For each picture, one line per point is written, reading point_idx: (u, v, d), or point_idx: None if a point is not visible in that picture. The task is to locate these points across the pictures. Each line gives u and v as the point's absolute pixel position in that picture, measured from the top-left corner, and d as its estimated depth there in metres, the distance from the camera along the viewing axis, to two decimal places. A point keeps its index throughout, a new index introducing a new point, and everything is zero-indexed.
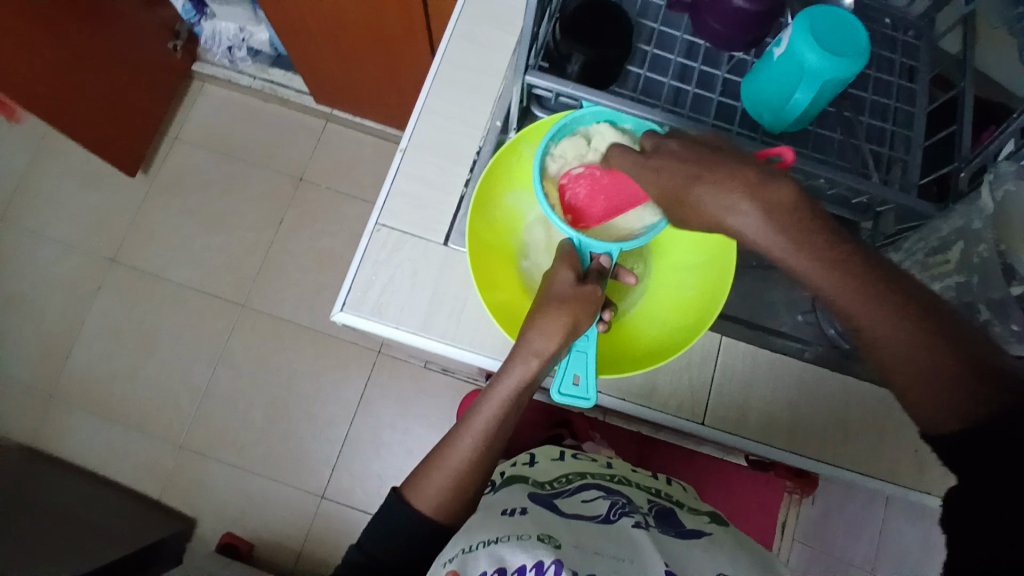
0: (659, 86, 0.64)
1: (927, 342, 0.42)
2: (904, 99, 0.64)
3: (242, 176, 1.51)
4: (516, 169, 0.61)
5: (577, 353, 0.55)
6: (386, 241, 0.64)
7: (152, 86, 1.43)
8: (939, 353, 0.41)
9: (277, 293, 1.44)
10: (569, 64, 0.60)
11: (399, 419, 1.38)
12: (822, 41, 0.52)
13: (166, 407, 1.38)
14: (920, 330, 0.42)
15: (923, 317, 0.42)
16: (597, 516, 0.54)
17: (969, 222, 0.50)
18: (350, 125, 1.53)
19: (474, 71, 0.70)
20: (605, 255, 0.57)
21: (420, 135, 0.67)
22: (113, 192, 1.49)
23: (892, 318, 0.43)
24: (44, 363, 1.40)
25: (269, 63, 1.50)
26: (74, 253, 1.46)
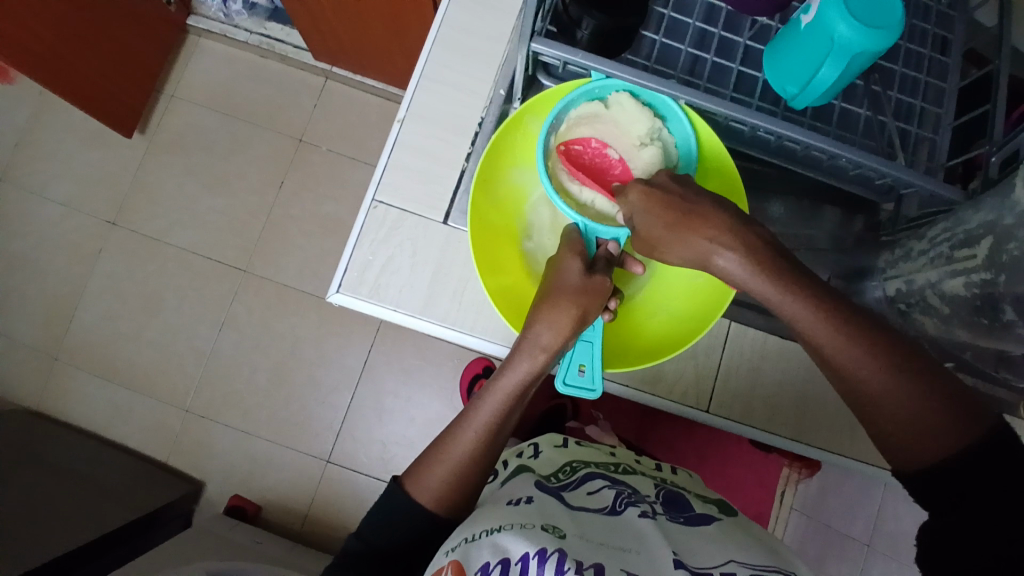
0: (675, 54, 0.60)
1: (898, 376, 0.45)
2: (935, 74, 0.59)
3: (241, 136, 1.47)
4: (520, 145, 0.58)
5: (583, 343, 0.53)
6: (383, 218, 0.62)
7: (147, 41, 1.37)
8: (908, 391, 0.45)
9: (280, 257, 1.42)
10: (578, 29, 0.55)
11: (402, 386, 1.38)
12: (855, 11, 0.48)
13: (172, 371, 1.38)
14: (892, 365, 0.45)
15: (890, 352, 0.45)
16: (603, 507, 0.54)
17: (1000, 217, 0.46)
18: (350, 83, 1.48)
19: (477, 35, 0.65)
20: (614, 241, 0.55)
21: (420, 104, 0.64)
22: (110, 152, 1.46)
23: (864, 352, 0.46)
24: (49, 325, 1.39)
25: (266, 17, 1.44)
26: (74, 214, 1.43)
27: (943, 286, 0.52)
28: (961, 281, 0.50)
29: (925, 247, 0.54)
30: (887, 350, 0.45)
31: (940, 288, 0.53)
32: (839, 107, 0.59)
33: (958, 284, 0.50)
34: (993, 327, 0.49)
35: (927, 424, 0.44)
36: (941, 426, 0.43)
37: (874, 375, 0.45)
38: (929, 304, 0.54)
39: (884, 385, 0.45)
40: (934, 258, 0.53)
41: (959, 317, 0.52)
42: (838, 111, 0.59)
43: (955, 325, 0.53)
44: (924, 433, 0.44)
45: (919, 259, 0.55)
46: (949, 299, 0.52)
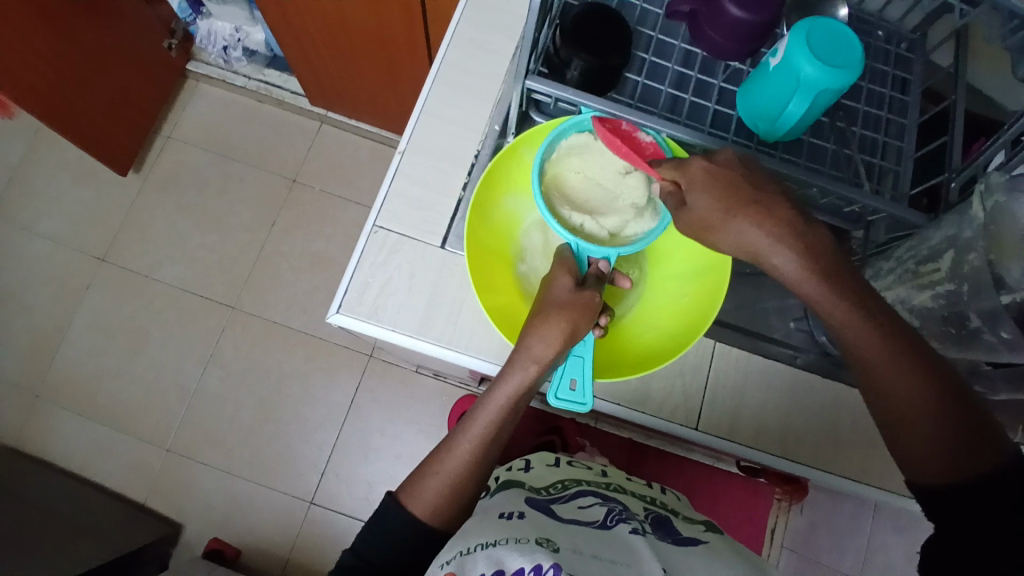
0: (656, 94, 0.64)
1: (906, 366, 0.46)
2: (896, 111, 0.65)
3: (235, 176, 1.51)
4: (515, 173, 0.62)
5: (575, 358, 0.55)
6: (382, 243, 0.64)
7: (145, 83, 1.42)
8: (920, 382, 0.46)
9: (269, 294, 1.43)
10: (568, 69, 0.61)
11: (390, 422, 1.37)
12: (818, 53, 0.53)
13: (154, 408, 1.36)
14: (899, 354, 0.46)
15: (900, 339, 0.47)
16: (595, 522, 0.55)
17: (959, 232, 0.50)
18: (344, 127, 1.53)
19: (473, 75, 0.70)
20: (605, 261, 0.57)
21: (419, 138, 0.68)
22: (103, 191, 1.48)
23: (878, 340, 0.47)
24: (31, 361, 1.38)
25: (265, 64, 1.51)
26: (63, 251, 1.44)
27: (912, 301, 0.56)
28: (928, 294, 0.54)
29: (892, 266, 0.58)
30: (917, 362, 0.46)
31: (908, 304, 0.57)
32: (808, 141, 0.63)
33: (926, 297, 0.54)
34: (961, 336, 0.53)
35: (948, 449, 0.45)
36: (965, 453, 0.44)
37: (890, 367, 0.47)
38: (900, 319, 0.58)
39: (920, 406, 0.46)
40: (901, 275, 0.57)
41: (929, 330, 0.55)
42: (807, 145, 0.64)
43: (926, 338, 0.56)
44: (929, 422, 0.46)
45: (887, 277, 0.59)
46: (918, 313, 0.56)
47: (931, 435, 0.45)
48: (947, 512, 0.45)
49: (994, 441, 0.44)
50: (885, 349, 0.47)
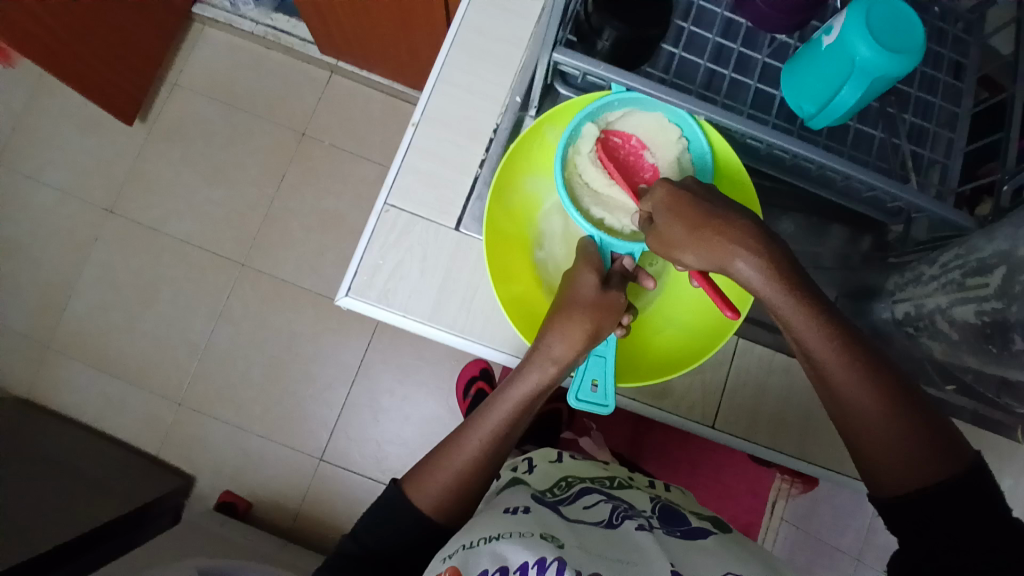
0: (693, 68, 0.60)
1: (860, 368, 0.47)
2: (949, 97, 0.60)
3: (243, 128, 1.46)
4: (536, 155, 0.58)
5: (596, 358, 0.53)
6: (395, 223, 0.61)
7: (150, 27, 1.35)
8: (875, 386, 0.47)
9: (278, 252, 1.41)
10: (599, 39, 0.55)
11: (398, 385, 1.37)
12: (877, 35, 0.48)
13: (165, 363, 1.37)
14: (853, 356, 0.47)
15: (854, 340, 0.48)
16: (601, 520, 0.53)
17: (1014, 247, 0.46)
18: (356, 78, 1.47)
19: (494, 40, 0.65)
20: (628, 256, 0.55)
21: (434, 109, 0.63)
22: (109, 139, 1.44)
23: (836, 342, 0.48)
24: (42, 312, 1.38)
25: (274, 8, 1.43)
26: (72, 202, 1.42)
27: (952, 312, 0.53)
28: (971, 308, 0.51)
29: (936, 272, 0.54)
30: (869, 363, 0.47)
31: (949, 314, 0.53)
32: (854, 127, 0.59)
33: (968, 311, 0.51)
34: (1003, 354, 0.50)
35: (907, 460, 0.46)
36: (923, 465, 0.46)
37: (846, 372, 0.47)
38: (938, 328, 0.55)
39: (881, 417, 0.47)
40: (944, 284, 0.53)
41: (968, 343, 0.52)
42: (852, 131, 0.59)
43: (963, 351, 0.54)
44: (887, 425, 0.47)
45: (930, 283, 0.55)
46: (958, 325, 0.53)
47: (891, 446, 0.46)
48: (904, 521, 0.46)
49: (952, 452, 0.45)
50: (844, 353, 0.47)
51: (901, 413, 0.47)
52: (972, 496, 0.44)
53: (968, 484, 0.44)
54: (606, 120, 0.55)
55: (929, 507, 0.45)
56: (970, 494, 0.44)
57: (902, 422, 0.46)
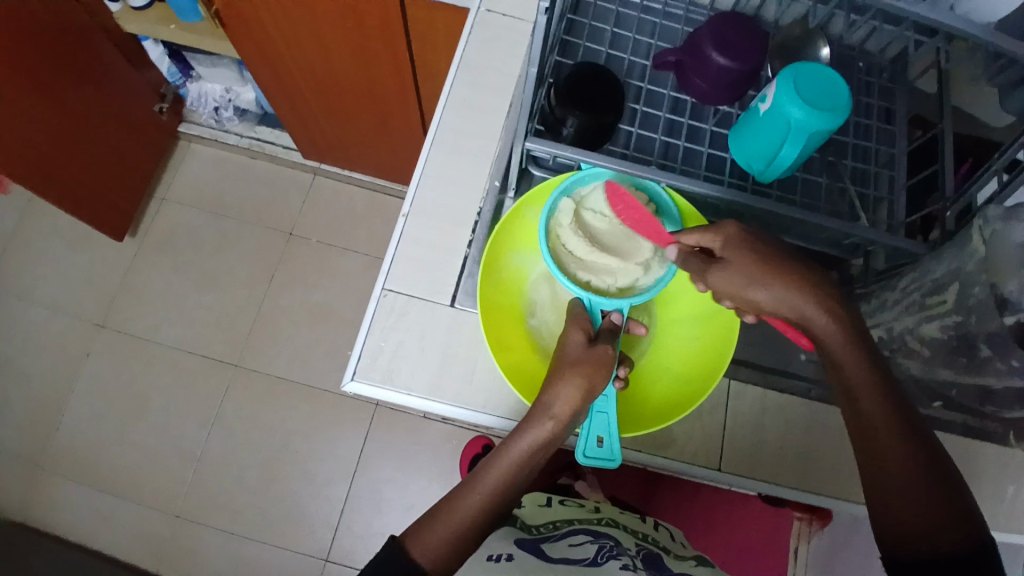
0: (650, 142, 0.66)
1: (886, 412, 0.51)
2: (885, 142, 0.67)
3: (231, 233, 1.52)
4: (519, 232, 0.63)
5: (599, 414, 0.55)
6: (393, 306, 0.65)
7: (138, 148, 1.43)
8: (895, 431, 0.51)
9: (271, 350, 1.43)
10: (564, 126, 0.62)
11: (400, 470, 1.36)
12: (805, 98, 0.55)
13: (161, 474, 1.34)
14: (883, 401, 0.51)
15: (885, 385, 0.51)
16: (584, 559, 0.57)
17: (961, 264, 0.52)
18: (338, 177, 1.55)
19: (470, 134, 0.72)
20: (616, 312, 0.59)
21: (422, 200, 0.69)
22: (100, 256, 1.48)
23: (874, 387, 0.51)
24: (32, 433, 1.36)
25: (256, 122, 1.53)
26: (63, 320, 1.44)
27: (920, 330, 0.58)
28: (936, 324, 0.56)
29: (898, 296, 0.60)
30: (895, 409, 0.51)
31: (917, 333, 0.59)
32: (801, 178, 0.65)
33: (934, 327, 0.56)
34: (971, 363, 0.54)
35: (911, 505, 0.50)
36: (924, 510, 0.49)
37: (874, 413, 0.51)
38: (911, 348, 0.60)
39: (915, 478, 0.50)
40: (908, 305, 0.59)
41: (940, 357, 0.57)
42: (800, 182, 0.65)
43: (937, 365, 0.58)
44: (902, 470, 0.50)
45: (895, 307, 0.60)
46: (928, 341, 0.57)
47: (918, 505, 0.49)
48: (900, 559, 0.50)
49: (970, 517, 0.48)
50: (875, 396, 0.51)
51: (916, 460, 0.50)
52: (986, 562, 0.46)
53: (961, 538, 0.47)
54: (580, 195, 0.61)
55: (944, 567, 0.47)
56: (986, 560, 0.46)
57: (913, 469, 0.50)
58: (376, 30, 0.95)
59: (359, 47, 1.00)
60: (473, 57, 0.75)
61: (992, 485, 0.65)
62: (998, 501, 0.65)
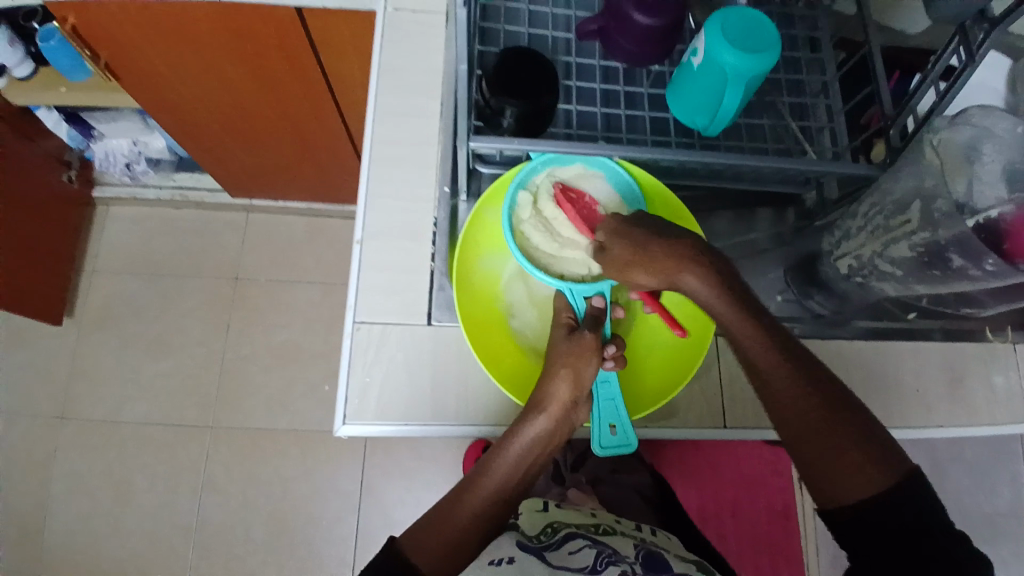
0: (591, 117, 0.65)
1: (802, 389, 0.50)
2: (815, 70, 0.68)
3: (175, 292, 1.44)
4: (483, 235, 0.61)
5: (607, 402, 0.55)
6: (369, 338, 0.62)
7: (53, 225, 1.34)
8: (815, 405, 0.49)
9: (245, 403, 1.37)
10: (502, 118, 0.60)
11: (406, 491, 1.33)
12: (736, 42, 0.54)
13: (161, 555, 1.28)
14: (796, 379, 0.50)
15: (792, 361, 0.51)
16: (584, 567, 0.49)
17: (923, 181, 0.54)
18: (273, 210, 1.49)
19: (407, 144, 0.69)
20: (599, 295, 0.56)
21: (373, 223, 0.66)
22: (41, 347, 1.39)
23: (780, 366, 0.50)
24: (16, 545, 1.28)
25: (174, 169, 1.40)
26: (17, 421, 1.34)
27: (889, 253, 0.58)
28: (903, 244, 0.56)
29: (861, 223, 0.60)
30: (806, 382, 0.50)
31: (887, 256, 0.58)
32: (745, 123, 0.65)
33: (902, 248, 0.56)
34: (946, 275, 0.54)
35: (857, 474, 0.48)
36: (873, 476, 0.48)
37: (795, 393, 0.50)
38: (884, 271, 0.60)
39: (833, 445, 0.48)
40: (873, 230, 0.59)
41: (913, 274, 0.57)
42: (745, 126, 0.65)
43: (912, 282, 0.58)
44: (838, 442, 0.49)
45: (859, 235, 0.60)
46: (899, 263, 0.58)
47: (847, 472, 0.48)
48: (854, 531, 0.48)
49: (890, 466, 0.48)
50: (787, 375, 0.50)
51: (842, 427, 0.49)
52: (912, 514, 0.46)
53: (915, 492, 0.47)
54: (532, 189, 0.58)
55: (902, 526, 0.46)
56: (911, 510, 0.46)
57: (845, 438, 0.49)
58: (278, 53, 0.90)
59: (263, 73, 0.95)
60: (392, 62, 0.72)
61: (982, 377, 0.67)
62: (991, 390, 0.67)
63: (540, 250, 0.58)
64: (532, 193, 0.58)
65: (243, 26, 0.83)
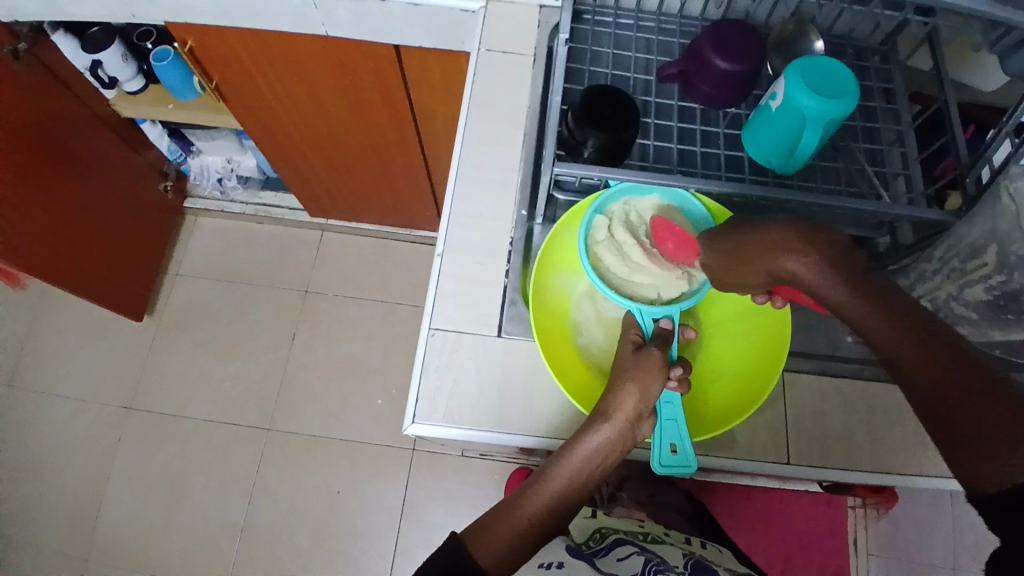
0: (667, 152, 0.68)
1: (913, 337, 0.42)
2: (890, 120, 0.70)
3: (247, 300, 1.53)
4: (558, 254, 0.65)
5: (668, 422, 0.56)
6: (442, 344, 0.66)
7: (146, 230, 1.46)
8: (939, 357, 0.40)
9: (302, 410, 1.43)
10: (584, 148, 0.64)
11: (447, 513, 1.34)
12: (814, 87, 0.57)
13: (207, 550, 1.33)
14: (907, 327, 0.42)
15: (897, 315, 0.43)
16: (633, 573, 0.52)
17: (996, 225, 0.54)
18: (346, 231, 1.58)
19: (491, 169, 0.74)
20: (667, 317, 0.59)
21: (453, 238, 0.71)
22: (120, 341, 1.50)
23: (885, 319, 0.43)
24: (76, 526, 1.35)
25: (260, 187, 1.56)
26: (89, 408, 1.44)
27: (963, 295, 0.59)
28: (979, 288, 0.58)
29: (936, 266, 0.62)
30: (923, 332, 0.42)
31: (961, 298, 0.60)
32: (818, 166, 0.67)
33: (978, 291, 0.58)
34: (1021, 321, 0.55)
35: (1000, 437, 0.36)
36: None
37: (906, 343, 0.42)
38: (958, 315, 0.61)
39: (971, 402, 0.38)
40: (948, 273, 0.61)
41: (988, 319, 0.58)
42: (818, 169, 0.67)
43: (987, 327, 0.59)
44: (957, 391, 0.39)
45: (935, 277, 0.63)
46: (973, 306, 0.59)
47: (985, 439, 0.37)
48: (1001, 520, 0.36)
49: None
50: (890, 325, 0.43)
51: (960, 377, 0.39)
52: None
53: None
54: (614, 213, 0.62)
55: None
56: None
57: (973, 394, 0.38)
58: (373, 86, 0.98)
59: (356, 103, 1.03)
60: (481, 94, 0.78)
61: None
62: None
63: (613, 271, 0.60)
64: (618, 217, 0.62)
65: (345, 60, 0.92)
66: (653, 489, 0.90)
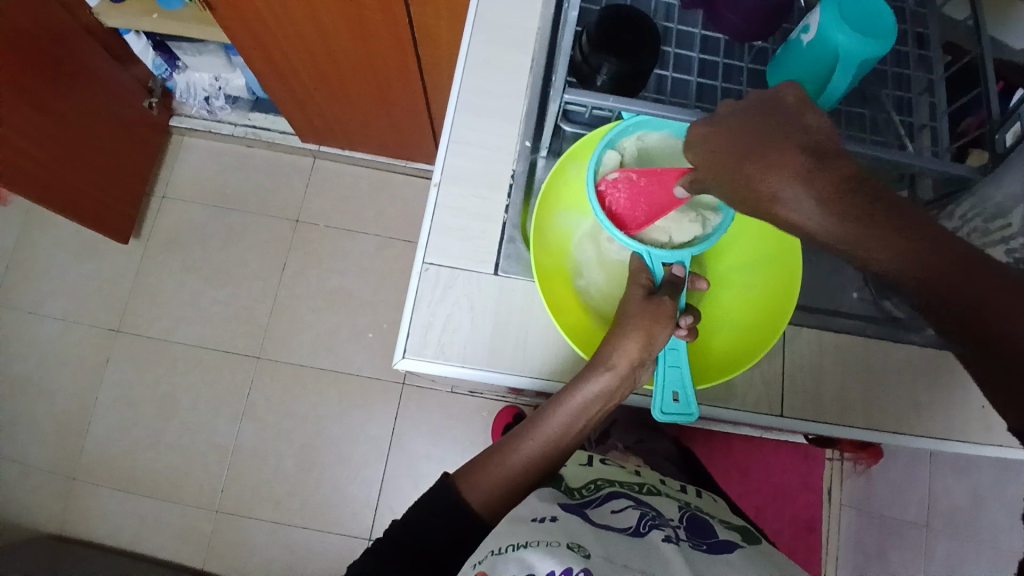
0: (685, 86, 0.64)
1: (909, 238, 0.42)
2: (922, 66, 0.66)
3: (237, 224, 1.49)
4: (563, 190, 0.61)
5: (672, 369, 0.55)
6: (436, 279, 0.63)
7: (131, 147, 1.39)
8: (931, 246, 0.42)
9: (291, 339, 1.41)
10: (598, 75, 0.60)
11: (434, 447, 1.35)
12: (850, 22, 0.52)
13: (195, 471, 1.34)
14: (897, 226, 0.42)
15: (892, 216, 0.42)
16: (627, 528, 0.50)
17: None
18: (340, 159, 1.52)
19: (495, 95, 0.69)
20: (678, 264, 0.55)
21: (452, 168, 0.67)
22: (106, 261, 1.46)
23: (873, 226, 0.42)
24: (62, 444, 1.35)
25: (249, 108, 1.48)
26: (76, 327, 1.42)
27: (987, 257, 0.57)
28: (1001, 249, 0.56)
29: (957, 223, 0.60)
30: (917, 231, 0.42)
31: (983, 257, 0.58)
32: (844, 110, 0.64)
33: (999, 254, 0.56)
34: None
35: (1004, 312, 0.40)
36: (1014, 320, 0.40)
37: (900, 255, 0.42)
38: None
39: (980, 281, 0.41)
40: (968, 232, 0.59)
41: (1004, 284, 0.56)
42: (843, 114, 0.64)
43: None
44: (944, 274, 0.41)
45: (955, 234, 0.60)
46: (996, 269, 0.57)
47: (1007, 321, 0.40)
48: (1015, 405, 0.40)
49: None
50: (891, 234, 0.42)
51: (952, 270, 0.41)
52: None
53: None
54: (620, 149, 0.58)
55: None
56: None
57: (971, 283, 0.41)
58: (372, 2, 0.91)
59: (356, 22, 0.96)
60: (490, 14, 0.72)
61: None
62: None
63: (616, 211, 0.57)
64: (619, 153, 0.58)
65: None
66: (642, 433, 0.91)
